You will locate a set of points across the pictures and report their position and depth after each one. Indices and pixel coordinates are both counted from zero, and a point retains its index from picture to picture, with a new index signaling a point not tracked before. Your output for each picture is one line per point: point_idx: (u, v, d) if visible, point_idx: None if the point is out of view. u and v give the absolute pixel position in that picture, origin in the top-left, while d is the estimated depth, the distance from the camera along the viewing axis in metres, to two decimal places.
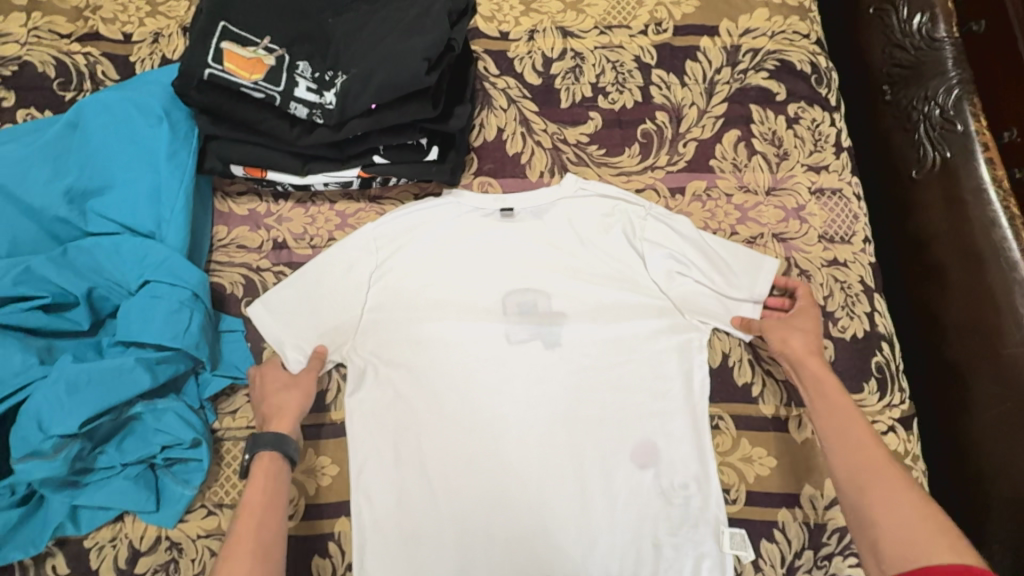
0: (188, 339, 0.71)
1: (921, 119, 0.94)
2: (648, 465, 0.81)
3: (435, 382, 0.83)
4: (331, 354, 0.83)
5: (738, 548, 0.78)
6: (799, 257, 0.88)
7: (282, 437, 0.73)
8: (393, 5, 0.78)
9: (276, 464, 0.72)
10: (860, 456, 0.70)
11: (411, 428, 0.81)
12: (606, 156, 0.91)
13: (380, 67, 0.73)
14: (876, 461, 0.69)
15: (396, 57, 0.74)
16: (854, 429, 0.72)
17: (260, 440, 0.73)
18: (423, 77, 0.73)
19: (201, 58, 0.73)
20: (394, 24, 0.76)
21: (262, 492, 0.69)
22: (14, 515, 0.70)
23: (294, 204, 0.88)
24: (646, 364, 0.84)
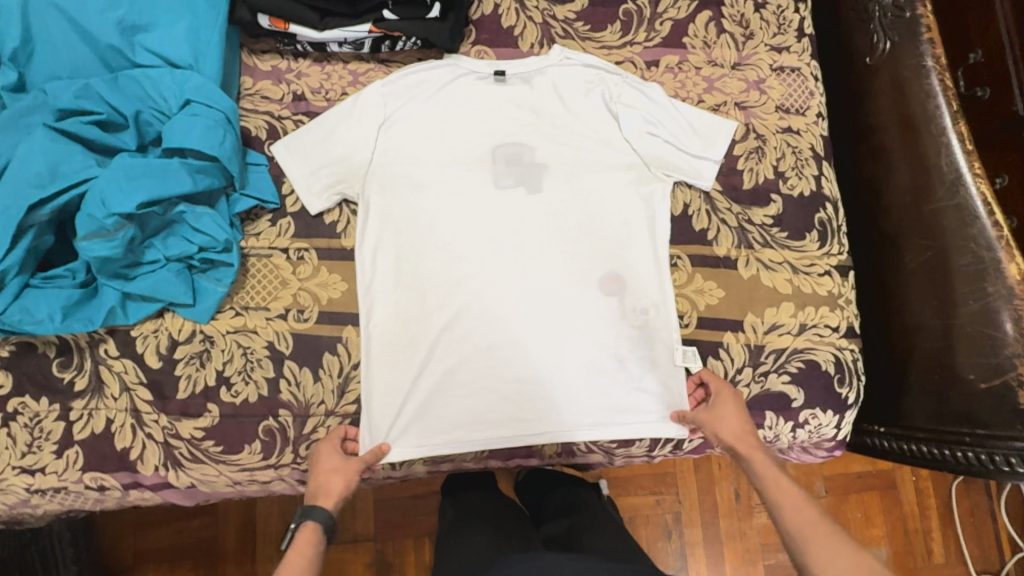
0: (223, 152, 0.84)
1: (876, 10, 1.04)
2: (614, 293, 0.93)
3: (431, 218, 0.94)
4: (346, 193, 0.94)
5: (688, 360, 0.91)
6: (757, 123, 0.99)
7: (314, 509, 0.79)
8: None
9: (317, 534, 0.78)
10: (805, 520, 0.73)
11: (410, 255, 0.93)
12: (590, 31, 1.02)
13: None
14: (814, 522, 0.72)
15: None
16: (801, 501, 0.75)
17: (312, 509, 0.79)
18: None
19: None
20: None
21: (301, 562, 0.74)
22: (74, 295, 0.82)
23: (312, 63, 0.99)
24: (615, 209, 0.96)
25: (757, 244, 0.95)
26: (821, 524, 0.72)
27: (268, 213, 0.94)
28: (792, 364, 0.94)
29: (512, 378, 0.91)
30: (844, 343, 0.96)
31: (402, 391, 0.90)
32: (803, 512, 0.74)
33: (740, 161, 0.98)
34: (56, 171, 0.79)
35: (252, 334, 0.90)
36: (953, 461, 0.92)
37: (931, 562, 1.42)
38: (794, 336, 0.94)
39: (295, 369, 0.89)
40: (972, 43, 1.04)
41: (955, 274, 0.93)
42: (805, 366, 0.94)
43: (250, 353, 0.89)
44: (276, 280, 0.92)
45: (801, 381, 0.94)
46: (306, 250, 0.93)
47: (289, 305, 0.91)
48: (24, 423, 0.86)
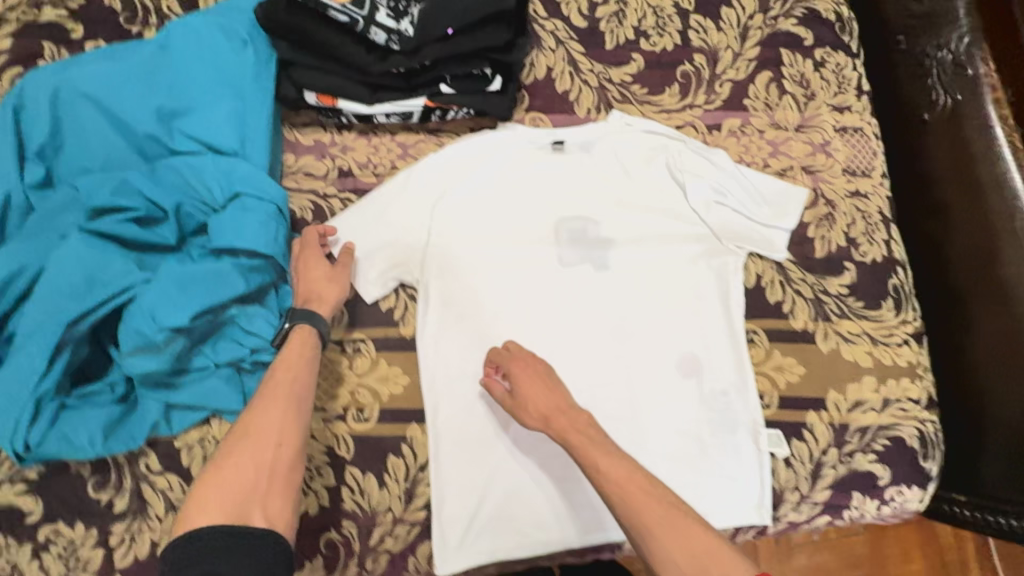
0: (278, 247, 0.78)
1: (934, 65, 1.02)
2: (691, 374, 0.89)
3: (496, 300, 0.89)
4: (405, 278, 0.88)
5: (774, 445, 0.87)
6: (825, 188, 0.96)
7: (313, 313, 0.78)
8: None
9: (314, 338, 0.78)
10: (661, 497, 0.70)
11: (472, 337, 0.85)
12: (648, 95, 0.98)
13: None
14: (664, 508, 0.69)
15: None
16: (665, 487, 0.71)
17: (313, 316, 0.78)
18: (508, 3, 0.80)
19: None
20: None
21: (286, 370, 0.74)
22: (115, 412, 0.74)
23: (358, 135, 0.93)
24: (688, 283, 0.91)
25: (834, 315, 0.92)
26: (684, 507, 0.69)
27: None
28: (876, 441, 0.90)
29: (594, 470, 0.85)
30: (926, 416, 0.92)
31: (476, 493, 0.83)
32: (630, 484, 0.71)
33: (810, 229, 0.94)
34: (96, 281, 0.72)
35: (309, 440, 0.83)
36: None
37: None
38: (878, 413, 0.90)
39: (358, 475, 0.82)
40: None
41: None
42: (891, 443, 0.90)
43: (308, 461, 0.82)
44: (332, 376, 0.85)
45: (888, 459, 0.90)
46: (364, 342, 0.87)
47: (348, 405, 0.84)
48: (57, 552, 0.77)
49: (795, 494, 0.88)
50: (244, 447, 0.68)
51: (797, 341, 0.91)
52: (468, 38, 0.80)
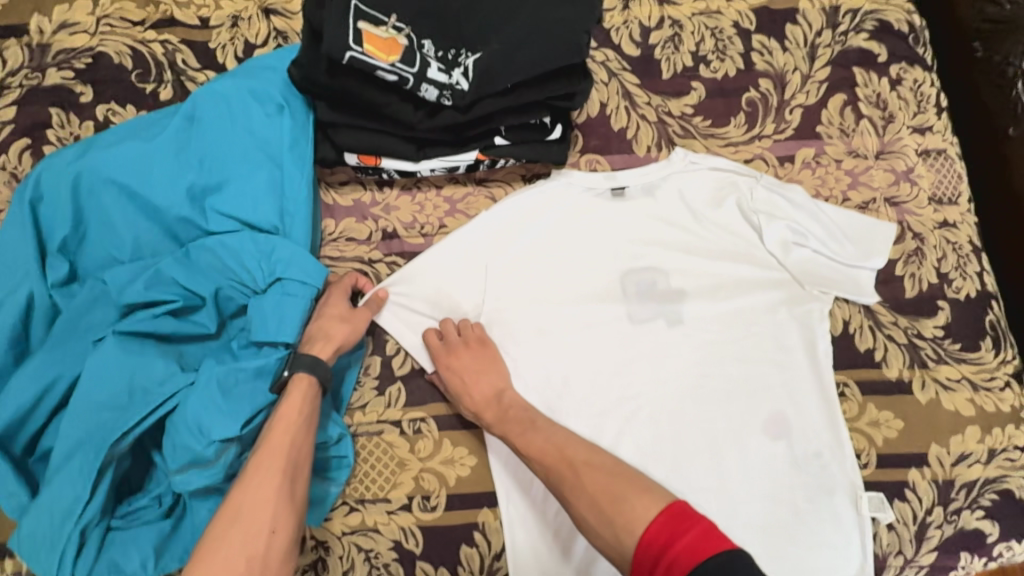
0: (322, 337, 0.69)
1: (1017, 74, 0.93)
2: (780, 436, 0.82)
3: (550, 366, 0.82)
4: None
5: (876, 510, 0.80)
6: (912, 220, 0.88)
7: (317, 360, 0.68)
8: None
9: (314, 391, 0.67)
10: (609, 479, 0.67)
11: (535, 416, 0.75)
12: (712, 127, 0.90)
13: (526, 42, 0.68)
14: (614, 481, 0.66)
15: (549, 30, 0.68)
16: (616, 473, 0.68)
17: (316, 363, 0.68)
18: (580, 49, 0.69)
19: (338, 38, 0.64)
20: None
21: (283, 441, 0.63)
22: (165, 528, 0.67)
23: (400, 192, 0.85)
24: (768, 335, 0.84)
25: (931, 361, 0.84)
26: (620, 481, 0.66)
27: (373, 379, 0.80)
28: (983, 496, 0.83)
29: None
30: None
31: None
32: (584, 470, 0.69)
33: (898, 267, 0.87)
34: (135, 389, 0.64)
35: (374, 535, 0.76)
36: None
37: None
38: (984, 466, 0.83)
39: (430, 570, 0.75)
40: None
41: None
42: (1000, 497, 0.83)
43: (375, 558, 0.75)
44: (393, 462, 0.78)
45: (996, 514, 0.83)
46: (424, 421, 0.79)
47: (412, 492, 0.77)
48: None
49: (899, 558, 0.81)
50: (229, 539, 0.57)
51: (891, 391, 0.83)
52: (533, 91, 0.72)
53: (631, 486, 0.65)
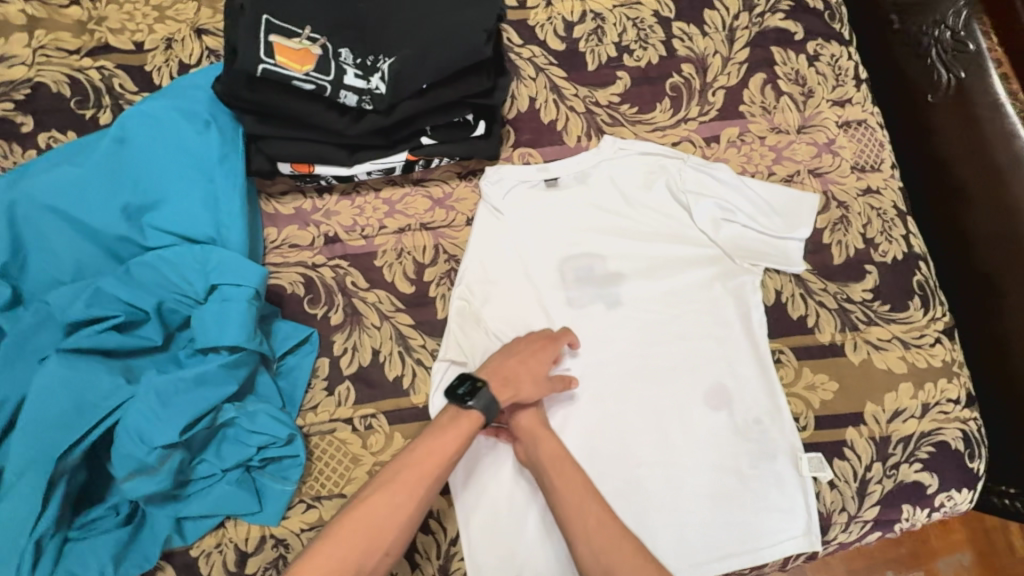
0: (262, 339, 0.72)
1: (931, 43, 0.97)
2: (721, 406, 0.85)
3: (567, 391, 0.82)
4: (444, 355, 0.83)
5: (816, 470, 0.83)
6: (835, 189, 0.91)
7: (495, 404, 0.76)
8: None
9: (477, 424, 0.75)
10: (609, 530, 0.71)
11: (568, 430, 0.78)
12: (639, 114, 0.93)
13: (434, 44, 0.71)
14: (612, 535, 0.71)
15: (454, 31, 0.71)
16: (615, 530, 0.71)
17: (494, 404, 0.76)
18: (483, 47, 0.72)
19: (253, 53, 0.69)
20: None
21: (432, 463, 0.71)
22: (124, 536, 0.70)
23: (340, 197, 0.88)
24: (705, 310, 0.87)
25: (861, 323, 0.88)
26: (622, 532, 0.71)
27: (323, 379, 0.82)
28: (920, 449, 0.86)
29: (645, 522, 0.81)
30: (968, 414, 0.89)
31: (512, 556, 0.79)
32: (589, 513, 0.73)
33: (825, 235, 0.90)
34: (81, 404, 0.67)
35: None
36: None
37: None
38: (919, 420, 0.86)
39: None
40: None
41: None
42: (936, 449, 0.86)
43: None
44: (346, 458, 0.80)
45: (934, 466, 0.86)
46: (375, 416, 0.82)
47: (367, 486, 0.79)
48: None
49: (843, 515, 0.84)
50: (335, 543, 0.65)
51: (824, 355, 0.87)
52: (448, 90, 0.75)
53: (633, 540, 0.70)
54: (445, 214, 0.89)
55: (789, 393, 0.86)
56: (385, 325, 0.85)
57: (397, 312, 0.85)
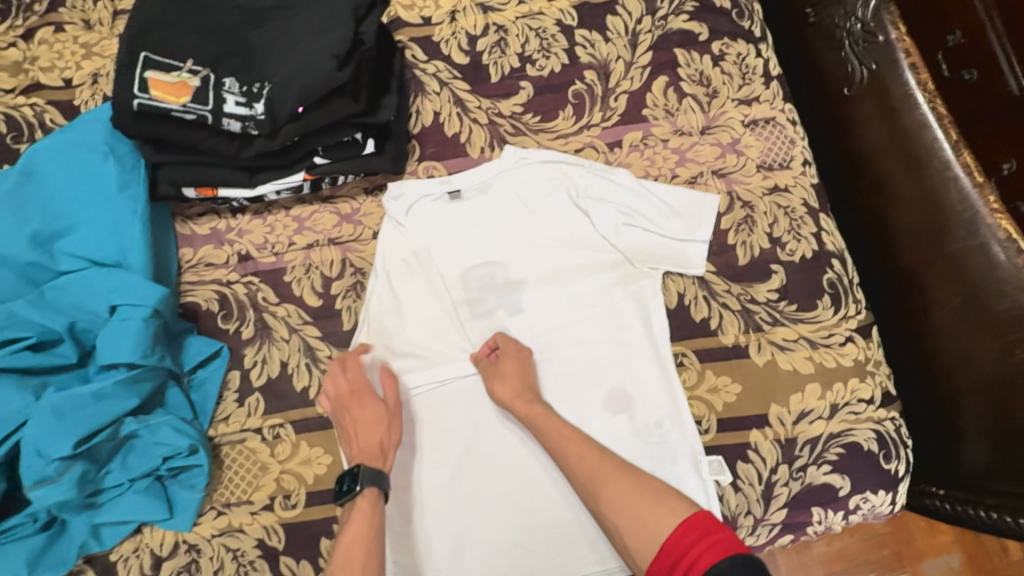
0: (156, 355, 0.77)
1: (845, 35, 0.95)
2: (622, 410, 0.85)
3: (496, 389, 0.83)
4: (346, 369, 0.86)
5: (716, 473, 0.82)
6: (740, 190, 0.91)
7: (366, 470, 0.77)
8: (318, 24, 0.78)
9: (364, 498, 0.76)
10: (591, 463, 0.75)
11: (522, 412, 0.81)
12: (542, 122, 0.94)
13: (300, 69, 0.75)
14: (600, 466, 0.75)
15: (319, 55, 0.75)
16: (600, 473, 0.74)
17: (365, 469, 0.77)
18: (336, 73, 0.75)
19: (129, 89, 0.75)
20: (308, 23, 0.78)
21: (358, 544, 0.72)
22: (40, 541, 0.76)
23: (252, 216, 0.92)
24: (609, 314, 0.88)
25: (766, 324, 0.87)
26: (604, 465, 0.75)
27: (234, 392, 0.86)
28: (829, 451, 0.85)
29: (540, 525, 0.82)
30: (884, 415, 0.87)
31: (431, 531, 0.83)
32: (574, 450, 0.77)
33: (730, 236, 0.90)
34: None
35: (239, 535, 0.81)
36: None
37: None
38: (827, 421, 0.85)
39: (293, 563, 0.81)
40: (948, 21, 0.86)
41: (993, 320, 0.83)
42: (846, 451, 0.85)
43: (241, 556, 0.81)
44: (255, 466, 0.84)
45: (844, 468, 0.85)
46: (283, 426, 0.85)
47: (274, 493, 0.83)
48: None
49: (749, 518, 0.83)
50: None
51: (728, 356, 0.86)
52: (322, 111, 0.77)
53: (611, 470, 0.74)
54: (353, 229, 0.92)
55: (692, 396, 0.86)
56: (295, 338, 0.88)
57: (305, 325, 0.89)
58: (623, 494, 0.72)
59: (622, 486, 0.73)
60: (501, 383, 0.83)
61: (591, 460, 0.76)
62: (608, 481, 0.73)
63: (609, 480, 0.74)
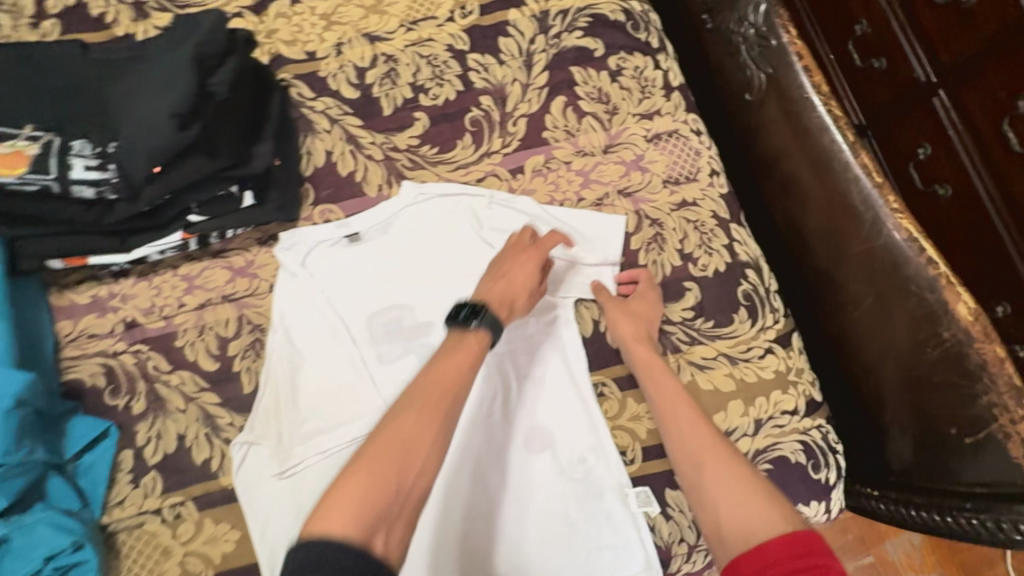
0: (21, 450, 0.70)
1: (741, 41, 0.94)
2: (544, 449, 0.82)
3: (621, 327, 0.82)
4: (247, 435, 0.80)
5: (645, 504, 0.80)
6: (647, 208, 0.88)
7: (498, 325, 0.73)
8: (162, 76, 0.74)
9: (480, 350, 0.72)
10: (687, 433, 0.74)
11: (642, 353, 0.81)
12: (440, 154, 0.90)
13: (148, 127, 0.72)
14: (696, 437, 0.73)
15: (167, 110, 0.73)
16: (700, 441, 0.73)
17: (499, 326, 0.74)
18: (185, 128, 0.73)
19: None
20: (152, 76, 0.75)
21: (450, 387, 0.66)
22: None
23: (137, 279, 0.86)
24: (522, 351, 0.85)
25: (683, 343, 0.85)
26: (706, 433, 0.73)
27: (128, 472, 0.80)
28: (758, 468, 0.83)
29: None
30: (809, 423, 0.86)
31: None
32: (685, 426, 0.75)
33: (640, 256, 0.88)
34: None
35: None
36: (960, 528, 0.79)
37: None
38: (753, 438, 0.83)
39: None
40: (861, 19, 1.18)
41: (912, 314, 0.81)
42: (774, 466, 0.83)
43: None
44: (156, 551, 0.78)
45: (777, 484, 0.83)
46: (183, 503, 0.79)
47: None
48: None
49: (683, 547, 0.81)
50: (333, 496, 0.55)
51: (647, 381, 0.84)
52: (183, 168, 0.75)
53: (711, 445, 0.72)
54: (248, 283, 0.86)
55: (616, 427, 0.84)
56: (191, 407, 0.82)
57: (202, 392, 0.83)
58: (742, 486, 0.67)
59: (726, 460, 0.70)
60: (631, 321, 0.82)
61: (687, 429, 0.74)
62: (704, 453, 0.72)
63: (709, 452, 0.71)
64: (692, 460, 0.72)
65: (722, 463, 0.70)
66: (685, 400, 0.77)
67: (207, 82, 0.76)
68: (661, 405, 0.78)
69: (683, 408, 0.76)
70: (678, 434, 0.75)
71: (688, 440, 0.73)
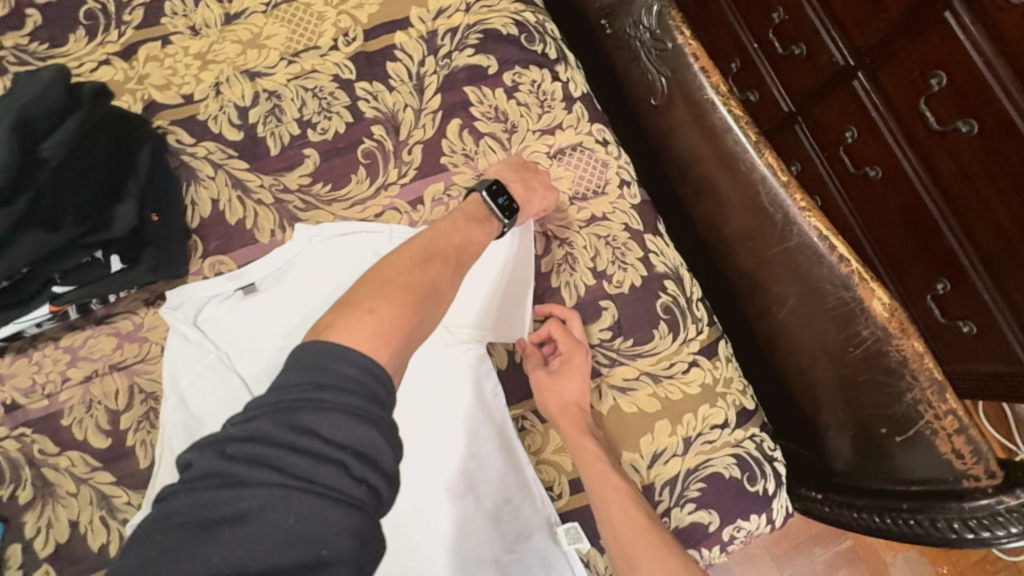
0: None
1: (639, 45, 0.91)
2: (466, 493, 0.77)
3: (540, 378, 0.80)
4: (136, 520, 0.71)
5: (575, 541, 0.76)
6: (556, 227, 0.86)
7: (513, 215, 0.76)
8: None
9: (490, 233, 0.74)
10: (621, 522, 0.70)
11: (567, 422, 0.78)
12: (334, 191, 0.85)
13: None
14: (628, 527, 0.69)
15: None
16: (632, 531, 0.69)
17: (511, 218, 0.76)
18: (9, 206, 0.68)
19: None
20: None
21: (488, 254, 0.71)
22: None
23: (14, 357, 0.80)
24: (447, 387, 0.80)
25: (603, 365, 0.83)
26: (637, 522, 0.70)
27: (17, 568, 0.74)
28: (691, 487, 0.81)
29: None
30: (741, 435, 0.83)
31: None
32: (617, 516, 0.71)
33: (553, 279, 0.85)
34: None
35: None
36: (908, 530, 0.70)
37: (969, 559, 1.20)
38: (683, 457, 0.81)
39: None
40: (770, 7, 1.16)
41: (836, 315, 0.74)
42: (707, 484, 0.81)
43: None
44: None
45: (710, 503, 0.80)
46: None
47: None
48: None
49: None
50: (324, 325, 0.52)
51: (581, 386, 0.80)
52: (25, 245, 0.70)
53: (643, 537, 0.68)
54: (137, 349, 0.81)
55: (541, 461, 0.82)
56: (84, 490, 0.76)
57: (94, 472, 0.77)
58: None
59: (657, 552, 0.67)
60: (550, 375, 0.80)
61: (619, 517, 0.71)
62: (636, 547, 0.68)
63: (642, 545, 0.68)
64: (625, 558, 0.68)
65: (656, 556, 0.66)
66: (616, 484, 0.73)
67: (38, 149, 0.71)
68: (593, 492, 0.74)
69: (613, 493, 0.72)
70: (612, 525, 0.71)
71: (621, 531, 0.70)
